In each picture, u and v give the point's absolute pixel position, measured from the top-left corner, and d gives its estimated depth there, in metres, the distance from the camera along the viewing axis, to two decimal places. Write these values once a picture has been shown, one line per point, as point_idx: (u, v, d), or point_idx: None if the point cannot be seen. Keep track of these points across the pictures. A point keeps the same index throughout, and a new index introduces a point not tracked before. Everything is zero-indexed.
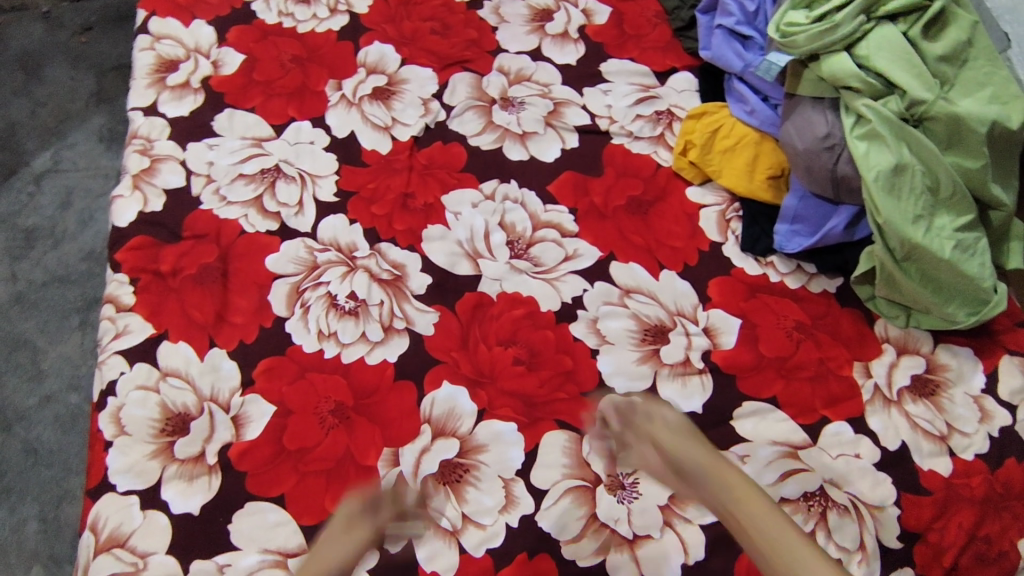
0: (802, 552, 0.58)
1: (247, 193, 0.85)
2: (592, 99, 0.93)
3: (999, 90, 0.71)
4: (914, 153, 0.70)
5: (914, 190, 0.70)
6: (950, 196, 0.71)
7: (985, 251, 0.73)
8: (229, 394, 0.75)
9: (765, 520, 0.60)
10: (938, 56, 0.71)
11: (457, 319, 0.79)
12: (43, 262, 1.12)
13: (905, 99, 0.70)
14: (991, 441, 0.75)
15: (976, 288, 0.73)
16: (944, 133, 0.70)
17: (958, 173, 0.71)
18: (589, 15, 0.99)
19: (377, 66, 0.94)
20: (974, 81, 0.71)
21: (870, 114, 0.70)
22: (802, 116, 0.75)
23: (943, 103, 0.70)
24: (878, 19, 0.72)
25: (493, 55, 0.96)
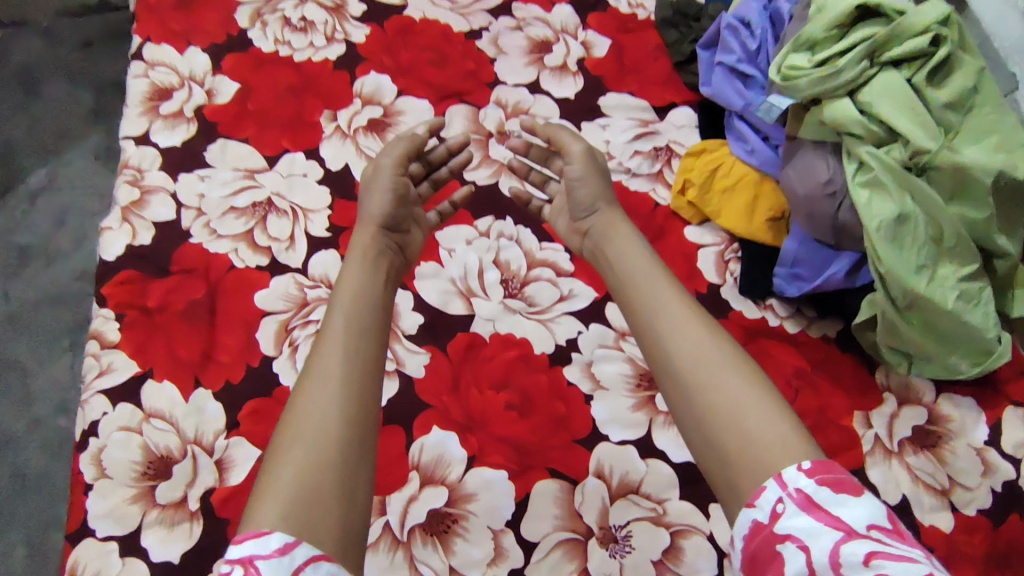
0: (742, 405, 0.54)
1: (237, 226, 0.83)
2: (591, 134, 0.92)
3: (1007, 138, 0.69)
4: (918, 202, 0.69)
5: (917, 240, 0.68)
6: (954, 246, 0.69)
7: (989, 301, 0.71)
8: (213, 436, 0.73)
9: (702, 357, 0.58)
10: (943, 104, 0.69)
11: (448, 361, 0.77)
12: (36, 282, 1.10)
13: (908, 147, 0.69)
14: (994, 497, 0.73)
15: (979, 339, 0.71)
16: (948, 182, 0.69)
17: (962, 223, 0.69)
18: (589, 48, 0.98)
19: (373, 96, 0.93)
20: (980, 129, 0.69)
21: (872, 161, 0.69)
22: (804, 160, 0.74)
23: (946, 152, 0.68)
24: (882, 64, 0.70)
25: (490, 87, 0.95)
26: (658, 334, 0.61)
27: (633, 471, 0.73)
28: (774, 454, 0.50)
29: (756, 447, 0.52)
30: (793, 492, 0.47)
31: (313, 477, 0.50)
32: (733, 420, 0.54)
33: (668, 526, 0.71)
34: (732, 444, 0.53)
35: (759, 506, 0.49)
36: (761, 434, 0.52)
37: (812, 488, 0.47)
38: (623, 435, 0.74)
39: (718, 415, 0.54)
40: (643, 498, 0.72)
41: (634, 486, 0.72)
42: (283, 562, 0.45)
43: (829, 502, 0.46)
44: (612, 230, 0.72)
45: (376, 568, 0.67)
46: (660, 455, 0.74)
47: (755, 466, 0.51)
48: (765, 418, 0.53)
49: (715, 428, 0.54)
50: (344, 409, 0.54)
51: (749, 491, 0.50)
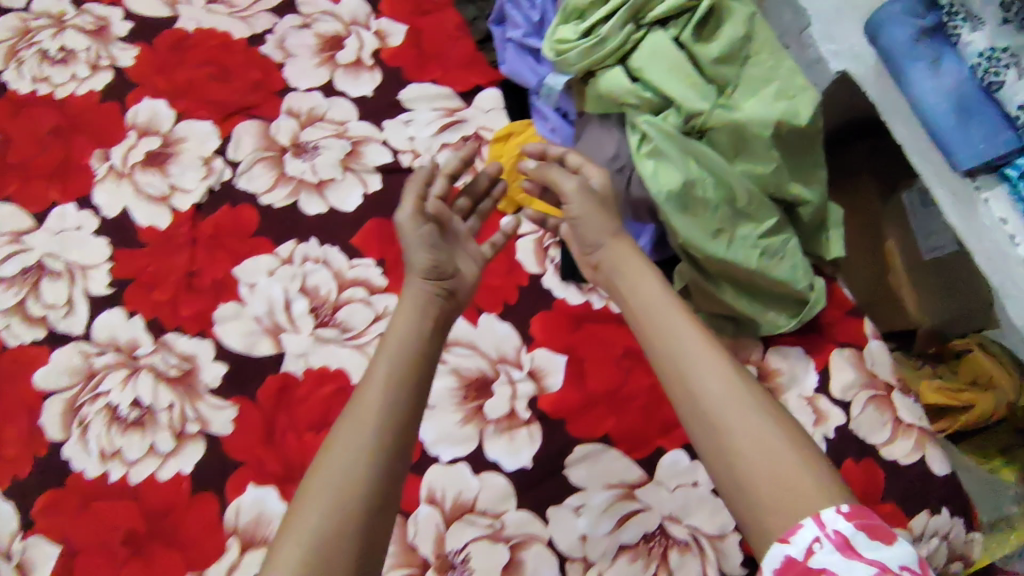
0: (778, 445, 0.47)
1: (6, 300, 0.75)
2: (393, 132, 0.86)
3: (786, 84, 0.66)
4: (703, 166, 0.65)
5: (710, 202, 0.65)
6: (752, 203, 0.66)
7: (795, 254, 0.69)
8: (5, 540, 0.66)
9: (725, 394, 0.50)
10: (713, 59, 0.65)
11: (259, 410, 0.72)
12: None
13: (681, 113, 0.65)
14: (828, 445, 0.73)
15: (789, 291, 0.70)
16: (730, 140, 0.66)
17: (753, 178, 0.66)
18: (383, 37, 0.91)
19: (150, 125, 0.84)
20: (758, 78, 0.66)
21: (652, 129, 0.65)
22: (596, 135, 0.71)
23: (720, 111, 0.65)
24: (648, 26, 0.67)
25: (280, 95, 0.87)
26: (685, 373, 0.52)
27: (466, 490, 0.70)
28: (806, 497, 0.45)
29: (783, 486, 0.46)
30: (829, 531, 0.42)
31: (335, 540, 0.45)
32: (765, 462, 0.47)
33: (507, 540, 0.68)
34: (762, 483, 0.46)
35: (793, 541, 0.43)
36: (796, 473, 0.46)
37: (851, 527, 0.42)
38: (453, 453, 0.71)
39: (749, 455, 0.47)
40: (479, 516, 0.69)
41: (469, 504, 0.69)
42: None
43: (867, 547, 0.41)
44: (598, 230, 0.61)
45: None
46: (493, 467, 0.71)
47: (784, 504, 0.45)
48: (793, 459, 0.46)
49: (741, 471, 0.47)
50: (383, 455, 0.49)
51: (778, 532, 0.44)
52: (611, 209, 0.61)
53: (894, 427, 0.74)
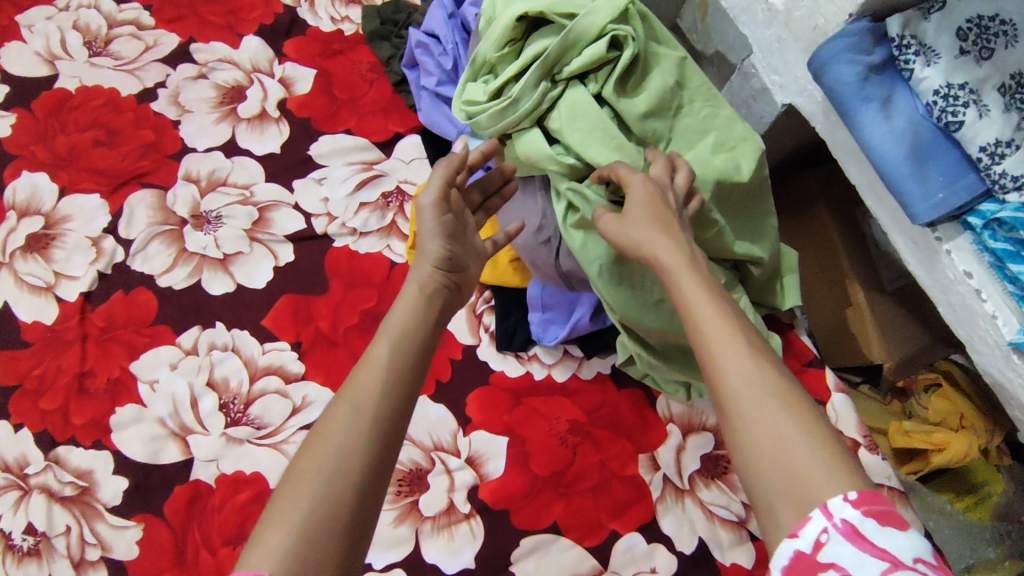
0: (791, 432, 0.40)
1: None
2: (305, 193, 0.77)
3: (722, 136, 0.60)
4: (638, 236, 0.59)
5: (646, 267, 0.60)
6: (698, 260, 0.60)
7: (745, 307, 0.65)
8: None
9: (743, 366, 0.43)
10: (640, 116, 0.58)
11: (168, 528, 0.64)
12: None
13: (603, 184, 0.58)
14: None
15: None
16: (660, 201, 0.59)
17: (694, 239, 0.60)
18: (288, 84, 0.82)
19: (29, 204, 0.75)
20: (692, 132, 0.60)
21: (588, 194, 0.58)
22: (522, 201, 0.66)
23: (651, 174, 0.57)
24: (566, 81, 0.60)
25: (177, 158, 0.79)
26: (703, 342, 0.45)
27: None
28: (820, 489, 0.37)
29: (793, 477, 0.38)
30: (837, 521, 0.36)
31: (321, 532, 0.40)
32: (773, 450, 0.40)
33: None
34: (769, 464, 0.39)
35: (802, 533, 0.37)
36: (800, 457, 0.39)
37: (860, 514, 0.36)
38: (386, 558, 0.64)
39: (752, 439, 0.40)
40: None
41: None
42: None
43: (881, 536, 0.35)
44: (637, 230, 0.50)
45: None
46: (432, 571, 0.64)
47: (794, 495, 0.38)
48: (810, 447, 0.39)
49: (749, 452, 0.40)
50: (374, 439, 0.44)
51: (788, 521, 0.38)
52: (648, 213, 0.50)
53: None
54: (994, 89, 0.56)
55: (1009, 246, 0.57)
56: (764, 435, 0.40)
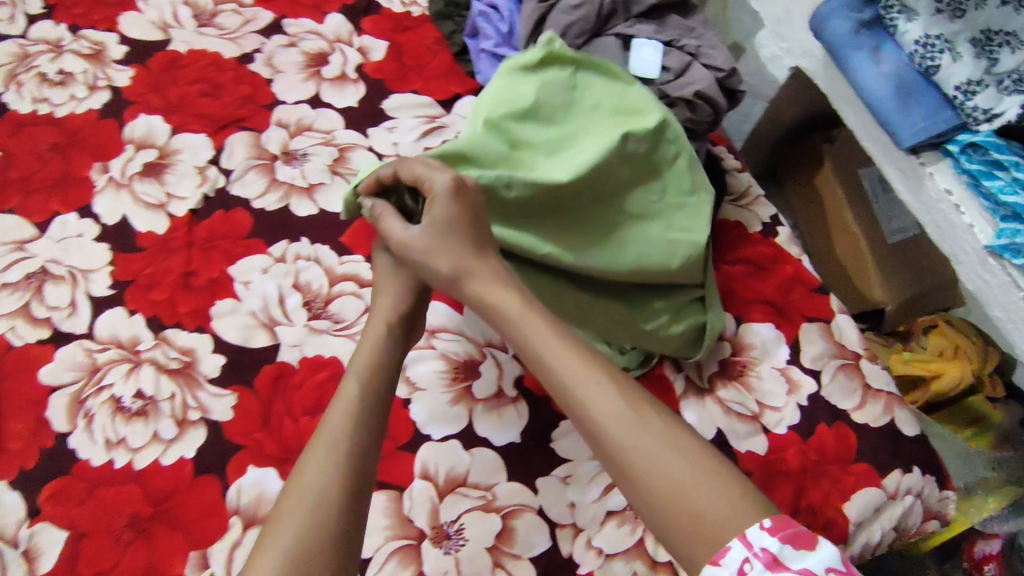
0: (683, 474, 0.46)
1: (11, 303, 0.78)
2: (378, 139, 0.91)
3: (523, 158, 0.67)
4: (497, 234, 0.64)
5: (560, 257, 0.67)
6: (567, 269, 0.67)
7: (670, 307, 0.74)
8: (13, 528, 0.69)
9: (624, 420, 0.49)
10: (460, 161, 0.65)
11: (257, 398, 0.75)
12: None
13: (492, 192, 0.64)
14: (800, 412, 0.77)
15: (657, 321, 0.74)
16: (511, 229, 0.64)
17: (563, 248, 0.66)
18: (366, 53, 0.96)
19: (146, 139, 0.89)
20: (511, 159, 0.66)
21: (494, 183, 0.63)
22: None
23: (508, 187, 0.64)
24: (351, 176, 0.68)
25: (270, 108, 0.92)
26: (577, 401, 0.50)
27: (458, 465, 0.73)
28: (722, 527, 0.44)
29: (698, 522, 0.45)
30: (757, 551, 0.43)
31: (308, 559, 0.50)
32: (669, 492, 0.46)
33: (499, 509, 0.71)
34: (674, 511, 0.46)
35: (724, 563, 0.43)
36: (701, 501, 0.45)
37: (777, 542, 0.43)
38: (445, 431, 0.75)
39: (648, 477, 0.47)
40: (472, 489, 0.72)
41: (462, 478, 0.73)
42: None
43: (794, 559, 0.42)
44: (444, 258, 0.59)
45: None
46: (484, 443, 0.74)
47: (702, 537, 0.45)
48: (710, 491, 0.46)
49: (649, 490, 0.47)
50: (342, 480, 0.55)
51: (702, 557, 0.44)
52: (462, 234, 0.59)
53: (864, 393, 0.78)
54: (967, 41, 0.68)
55: (981, 167, 0.69)
56: (656, 474, 0.47)
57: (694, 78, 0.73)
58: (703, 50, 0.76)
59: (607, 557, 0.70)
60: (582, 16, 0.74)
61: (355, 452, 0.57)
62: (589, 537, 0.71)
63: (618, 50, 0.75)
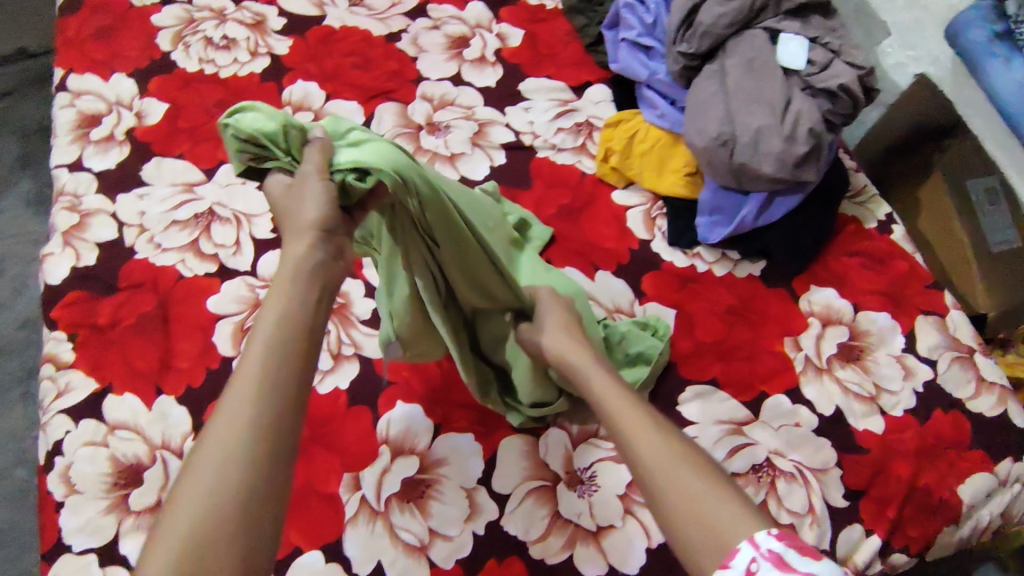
0: (700, 490, 0.48)
1: (182, 238, 0.85)
2: (515, 117, 0.96)
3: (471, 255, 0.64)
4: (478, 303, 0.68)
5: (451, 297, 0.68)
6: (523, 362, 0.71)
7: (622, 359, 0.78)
8: (181, 438, 0.75)
9: (654, 441, 0.51)
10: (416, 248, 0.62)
11: None
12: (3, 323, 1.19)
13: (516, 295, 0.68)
14: (916, 397, 0.81)
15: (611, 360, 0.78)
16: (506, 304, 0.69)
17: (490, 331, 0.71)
18: (504, 39, 1.03)
19: (303, 103, 0.96)
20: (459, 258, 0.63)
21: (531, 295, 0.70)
22: (701, 101, 0.82)
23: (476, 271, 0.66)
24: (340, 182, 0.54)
25: (415, 83, 0.98)
26: (622, 431, 0.53)
27: (590, 418, 0.78)
28: (732, 534, 0.45)
29: (713, 531, 0.45)
30: (765, 551, 0.43)
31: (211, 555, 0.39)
32: (690, 506, 0.47)
33: None
34: (691, 531, 0.46)
35: (733, 564, 0.44)
36: (715, 520, 0.46)
37: (784, 544, 0.43)
38: None
39: (673, 499, 0.48)
40: (603, 440, 0.77)
41: (594, 430, 0.77)
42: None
43: (800, 563, 0.42)
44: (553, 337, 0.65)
45: (358, 540, 0.70)
46: None
47: (713, 545, 0.45)
48: (728, 511, 0.46)
49: (671, 508, 0.48)
50: (251, 436, 0.43)
51: (711, 564, 0.45)
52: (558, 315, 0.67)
53: (978, 383, 0.81)
54: None
55: None
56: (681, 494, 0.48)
57: (838, 72, 0.80)
58: (844, 49, 0.82)
59: None
60: (735, 8, 0.83)
61: (269, 391, 0.44)
62: None
63: (767, 43, 0.82)
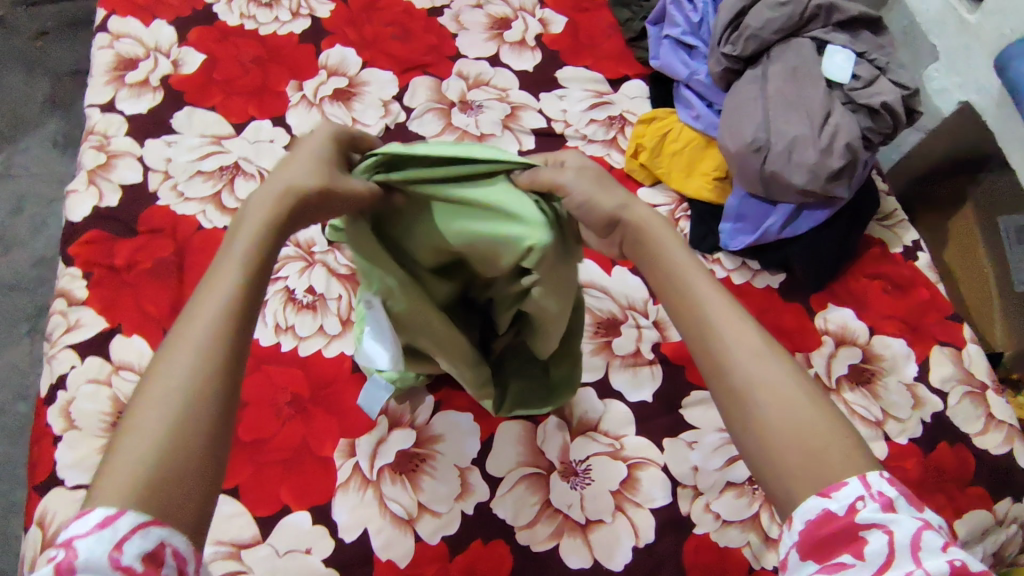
0: (810, 413, 0.39)
1: (205, 189, 0.86)
2: (549, 104, 0.96)
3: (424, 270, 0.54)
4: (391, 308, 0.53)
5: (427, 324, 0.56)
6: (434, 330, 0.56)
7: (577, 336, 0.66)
8: None
9: (760, 360, 0.41)
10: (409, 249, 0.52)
11: None
12: (17, 258, 1.20)
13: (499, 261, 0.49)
14: (924, 427, 0.79)
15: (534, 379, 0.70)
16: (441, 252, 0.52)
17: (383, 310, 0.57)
18: (546, 24, 1.02)
19: (338, 67, 0.96)
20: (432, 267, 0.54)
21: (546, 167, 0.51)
22: (740, 106, 0.82)
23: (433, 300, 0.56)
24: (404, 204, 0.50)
25: (452, 60, 0.98)
26: (717, 330, 0.42)
27: (591, 411, 0.77)
28: (839, 468, 0.38)
29: (814, 459, 0.38)
30: (874, 492, 0.37)
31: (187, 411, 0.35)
32: (792, 434, 0.39)
33: (625, 459, 0.75)
34: (792, 459, 0.38)
35: (836, 496, 0.37)
36: (820, 449, 0.38)
37: (895, 489, 0.37)
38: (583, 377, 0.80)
39: (770, 417, 0.39)
40: (602, 435, 0.76)
41: (593, 424, 0.77)
42: (105, 538, 0.32)
43: (907, 510, 0.37)
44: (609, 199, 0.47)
45: (347, 506, 0.70)
46: (617, 395, 0.79)
47: (811, 475, 0.38)
48: (835, 439, 0.39)
49: (764, 422, 0.39)
50: (221, 343, 0.37)
51: (806, 493, 0.38)
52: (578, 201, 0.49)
53: (987, 420, 0.79)
54: None
55: None
56: (780, 415, 0.39)
57: (882, 90, 0.79)
58: (891, 67, 0.81)
59: (724, 523, 0.72)
60: (786, 13, 0.83)
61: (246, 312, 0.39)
62: (708, 502, 0.73)
63: (813, 52, 0.82)
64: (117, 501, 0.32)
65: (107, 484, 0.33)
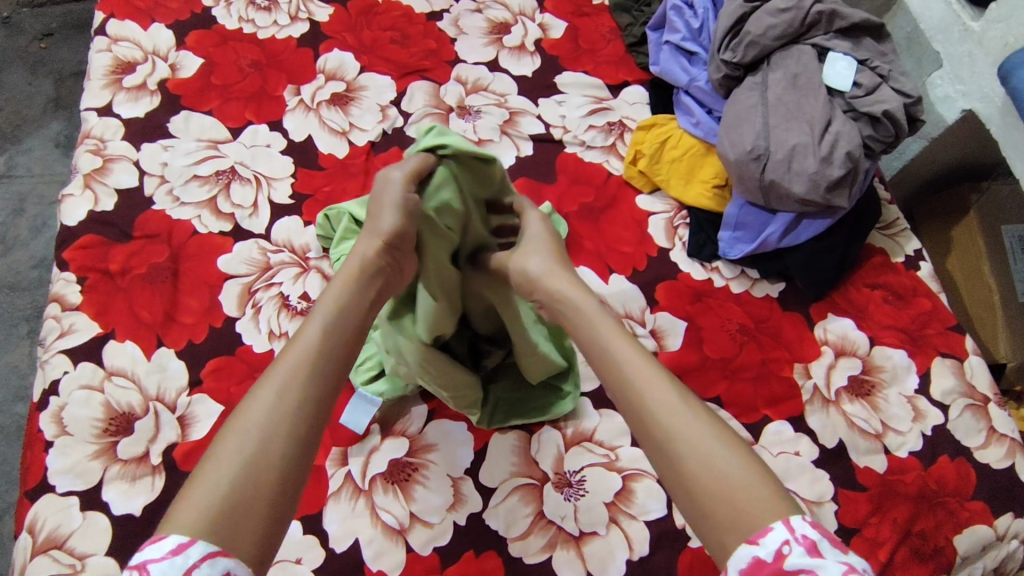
0: (728, 466, 0.46)
1: (201, 194, 0.85)
2: (548, 110, 0.95)
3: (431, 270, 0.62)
4: (426, 286, 0.62)
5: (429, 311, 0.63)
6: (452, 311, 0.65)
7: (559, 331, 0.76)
8: (176, 393, 0.75)
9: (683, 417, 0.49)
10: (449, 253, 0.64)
11: None
12: (18, 260, 1.20)
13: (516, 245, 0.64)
14: (924, 440, 0.78)
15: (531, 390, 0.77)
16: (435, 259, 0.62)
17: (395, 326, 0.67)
18: (546, 29, 1.01)
19: (336, 72, 0.95)
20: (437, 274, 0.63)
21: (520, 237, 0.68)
22: (739, 113, 0.81)
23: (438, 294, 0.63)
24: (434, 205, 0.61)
25: (451, 65, 0.97)
26: (642, 392, 0.50)
27: (586, 421, 0.77)
28: (763, 517, 0.43)
29: (740, 504, 0.44)
30: (798, 536, 0.42)
31: (258, 468, 0.45)
32: (716, 482, 0.46)
33: (620, 470, 0.74)
34: (721, 506, 0.45)
35: (763, 542, 0.42)
36: (744, 493, 0.45)
37: (818, 533, 0.42)
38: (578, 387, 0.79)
39: (699, 472, 0.46)
40: (597, 446, 0.75)
41: (588, 434, 0.76)
42: (177, 563, 0.41)
43: (832, 553, 0.42)
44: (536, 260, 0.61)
45: (338, 515, 0.69)
46: (613, 405, 0.78)
47: (738, 520, 0.44)
48: (751, 480, 0.45)
49: (689, 478, 0.46)
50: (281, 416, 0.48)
51: (737, 540, 0.44)
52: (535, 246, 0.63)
53: (988, 434, 0.78)
54: None
55: None
56: (708, 473, 0.46)
57: (884, 98, 0.78)
58: (893, 75, 0.81)
59: None
60: (786, 20, 0.82)
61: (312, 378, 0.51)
62: None
63: (814, 59, 0.81)
64: (190, 531, 0.41)
65: (183, 514, 0.43)
